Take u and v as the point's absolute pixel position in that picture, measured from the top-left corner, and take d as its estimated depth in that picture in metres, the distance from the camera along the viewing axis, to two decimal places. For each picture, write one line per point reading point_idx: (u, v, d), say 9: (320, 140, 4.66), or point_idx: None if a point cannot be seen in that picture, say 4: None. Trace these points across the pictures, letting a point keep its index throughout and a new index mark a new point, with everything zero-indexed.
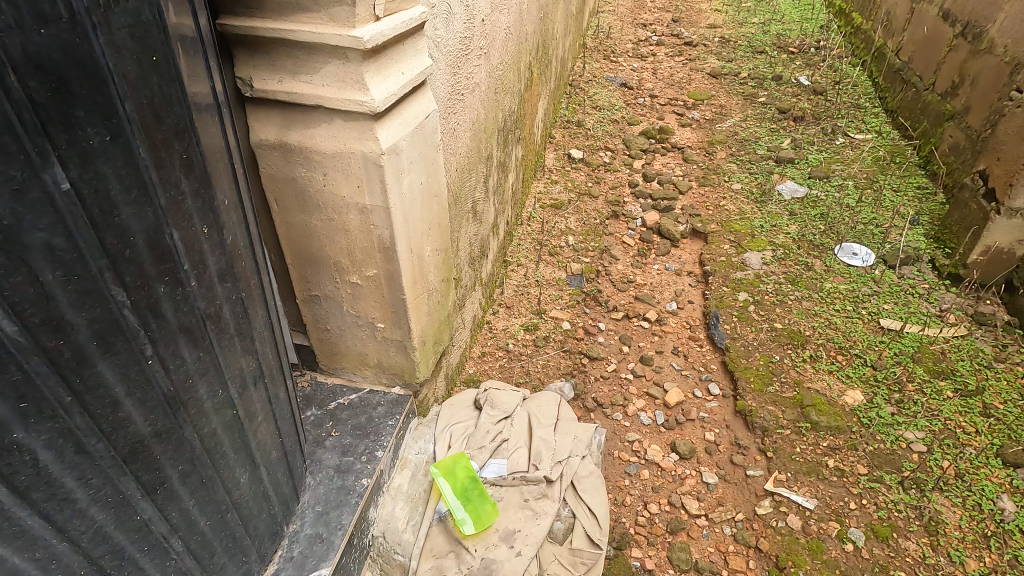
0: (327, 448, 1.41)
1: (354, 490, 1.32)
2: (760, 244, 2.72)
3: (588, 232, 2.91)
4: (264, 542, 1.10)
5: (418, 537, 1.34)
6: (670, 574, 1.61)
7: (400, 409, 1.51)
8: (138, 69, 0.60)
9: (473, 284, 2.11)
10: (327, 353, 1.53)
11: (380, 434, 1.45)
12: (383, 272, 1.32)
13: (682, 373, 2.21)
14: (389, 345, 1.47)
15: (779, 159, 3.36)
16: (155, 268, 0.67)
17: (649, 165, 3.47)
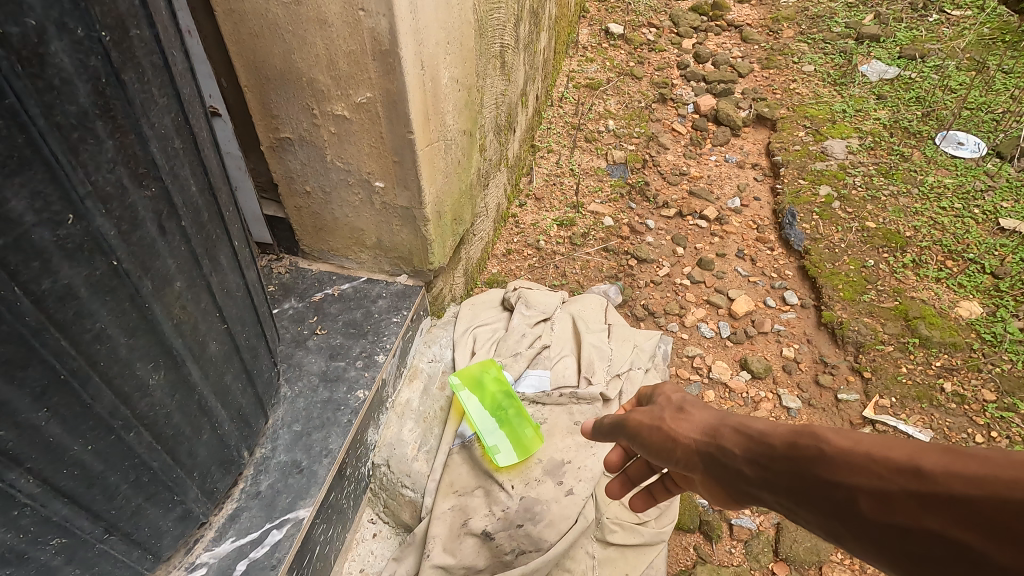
0: (310, 350, 1.04)
1: (346, 405, 0.96)
2: (843, 131, 2.23)
3: (630, 117, 2.42)
4: (212, 472, 0.75)
5: (434, 468, 1.00)
6: (746, 515, 1.29)
7: (407, 303, 1.14)
8: None
9: (497, 162, 1.68)
10: (309, 229, 1.14)
11: (381, 333, 1.08)
12: (381, 98, 0.90)
13: (750, 280, 1.81)
14: (392, 216, 1.07)
15: (860, 36, 2.79)
16: None
17: (702, 44, 2.90)
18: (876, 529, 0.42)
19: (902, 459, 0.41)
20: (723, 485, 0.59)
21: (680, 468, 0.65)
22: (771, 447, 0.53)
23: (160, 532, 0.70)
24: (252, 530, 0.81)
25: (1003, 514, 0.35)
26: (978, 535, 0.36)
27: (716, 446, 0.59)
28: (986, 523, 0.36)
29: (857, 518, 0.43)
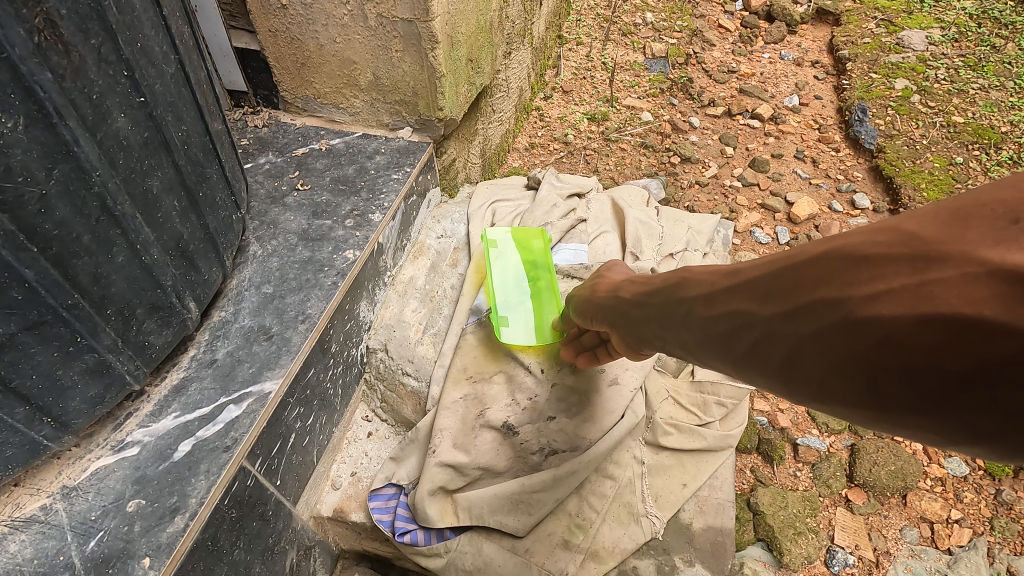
0: (288, 207, 0.83)
1: (330, 266, 0.76)
2: (922, 23, 1.92)
3: (671, 11, 2.12)
4: (137, 316, 0.55)
5: (442, 354, 0.80)
6: (814, 436, 1.08)
7: (411, 160, 0.91)
8: None
9: (522, 32, 1.42)
10: (290, 66, 0.92)
11: (377, 191, 0.86)
12: None
13: (811, 183, 1.56)
14: (389, 37, 0.84)
15: None
16: None
17: None
18: (704, 333, 0.38)
19: (741, 263, 0.36)
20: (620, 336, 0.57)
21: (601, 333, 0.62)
22: (651, 288, 0.48)
23: (58, 385, 0.50)
24: (205, 403, 0.62)
25: (769, 278, 0.33)
26: (778, 312, 0.31)
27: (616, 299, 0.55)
28: (760, 290, 0.33)
29: (699, 325, 0.38)
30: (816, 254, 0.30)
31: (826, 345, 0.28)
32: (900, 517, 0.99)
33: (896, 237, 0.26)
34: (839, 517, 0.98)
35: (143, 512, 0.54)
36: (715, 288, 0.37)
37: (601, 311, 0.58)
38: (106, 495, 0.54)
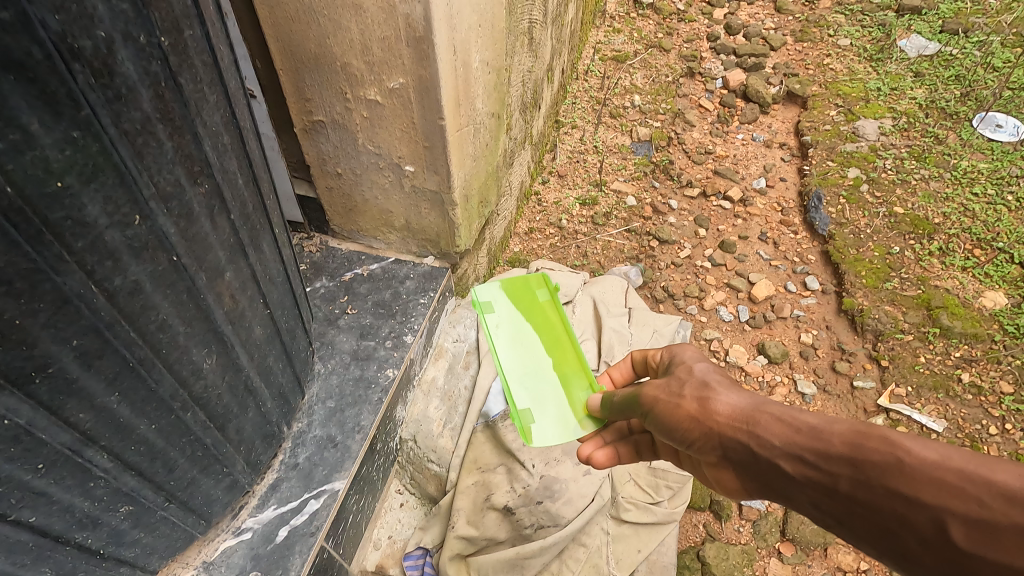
0: (341, 330, 1.08)
1: (376, 384, 1.01)
2: (877, 112, 2.18)
3: (657, 92, 2.37)
4: (256, 446, 0.80)
5: (458, 446, 1.05)
6: None
7: (434, 285, 1.17)
8: None
9: (523, 140, 1.67)
10: (340, 210, 1.17)
11: (409, 314, 1.12)
12: (414, 84, 0.89)
13: (771, 264, 1.81)
14: (420, 199, 1.09)
15: (901, 9, 2.67)
16: None
17: (733, 15, 2.79)
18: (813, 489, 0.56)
19: (850, 448, 0.53)
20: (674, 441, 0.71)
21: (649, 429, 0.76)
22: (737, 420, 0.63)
23: (211, 500, 0.75)
24: (293, 498, 0.87)
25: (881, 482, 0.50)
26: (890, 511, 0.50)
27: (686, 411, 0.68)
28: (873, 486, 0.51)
29: (808, 482, 0.56)
30: (923, 484, 0.48)
31: (927, 545, 0.48)
32: (819, 566, 1.24)
33: (978, 481, 0.45)
34: (770, 566, 1.24)
35: None
36: (828, 479, 0.54)
37: (678, 421, 0.69)
38: (236, 567, 0.80)
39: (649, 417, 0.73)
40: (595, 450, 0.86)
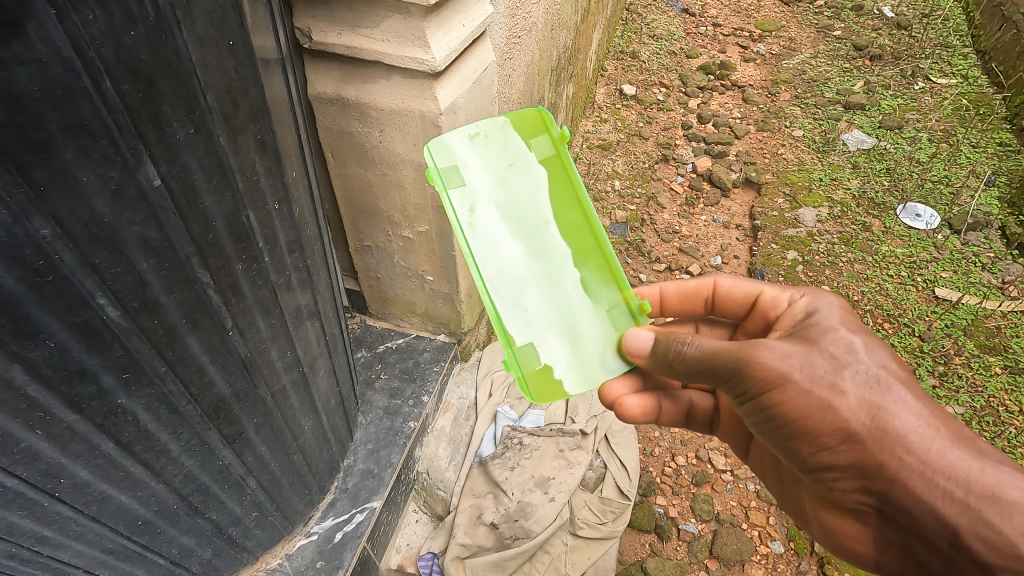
0: (376, 390, 1.49)
1: (402, 432, 1.41)
2: (817, 200, 2.60)
3: (635, 177, 2.81)
4: (324, 476, 1.21)
5: (460, 477, 1.45)
6: (691, 523, 1.70)
7: (445, 356, 1.57)
8: (218, 57, 0.58)
9: None
10: (377, 300, 1.58)
11: (426, 379, 1.53)
12: (435, 229, 1.32)
13: None
14: (436, 297, 1.50)
15: (848, 104, 3.11)
16: (232, 252, 0.69)
17: (705, 105, 3.23)
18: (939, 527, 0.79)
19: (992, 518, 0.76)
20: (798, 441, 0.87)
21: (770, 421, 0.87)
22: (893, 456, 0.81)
23: (297, 511, 1.16)
24: (345, 513, 1.27)
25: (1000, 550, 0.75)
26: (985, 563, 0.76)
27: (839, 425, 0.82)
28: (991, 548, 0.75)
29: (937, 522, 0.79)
30: None
31: None
32: None
33: None
34: None
35: (323, 567, 1.19)
36: (965, 521, 0.77)
37: (834, 432, 0.82)
38: (307, 558, 1.20)
39: (793, 416, 0.84)
40: (626, 400, 1.00)
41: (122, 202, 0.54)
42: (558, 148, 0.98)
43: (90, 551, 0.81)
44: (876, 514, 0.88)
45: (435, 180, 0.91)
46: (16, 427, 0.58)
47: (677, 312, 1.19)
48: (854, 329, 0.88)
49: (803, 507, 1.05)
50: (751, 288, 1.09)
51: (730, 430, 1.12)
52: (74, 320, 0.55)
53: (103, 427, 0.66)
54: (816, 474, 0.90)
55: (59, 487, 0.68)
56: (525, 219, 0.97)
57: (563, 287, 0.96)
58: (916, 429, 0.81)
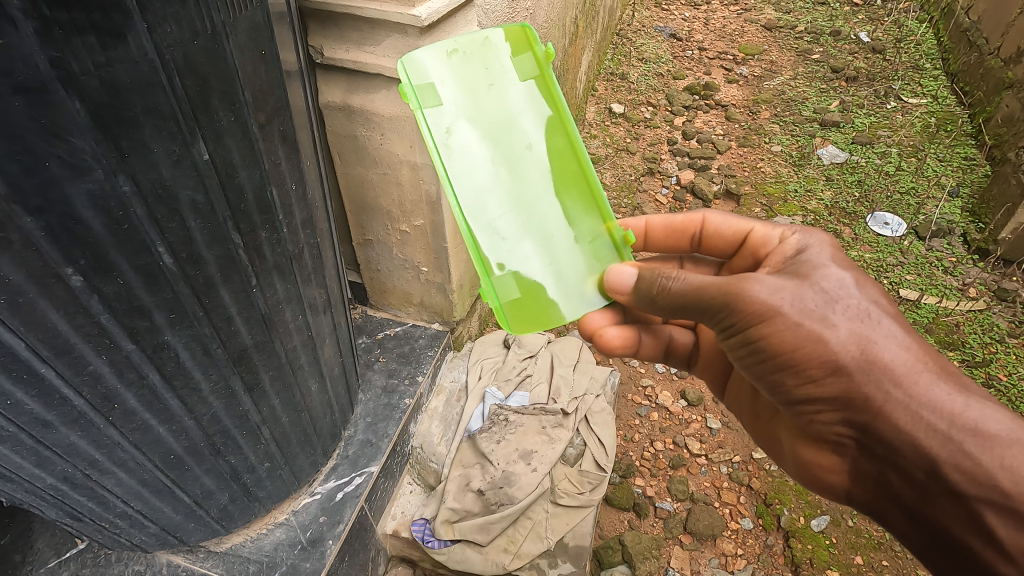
0: (375, 370, 1.64)
1: (398, 407, 1.55)
2: (791, 210, 2.77)
3: (622, 189, 2.99)
4: (327, 439, 1.35)
5: (450, 450, 1.58)
6: (667, 501, 1.83)
7: (438, 342, 1.72)
8: (254, 63, 0.75)
9: None
10: (377, 291, 1.74)
11: (421, 361, 1.67)
12: (429, 222, 1.49)
13: None
14: (431, 286, 1.66)
15: (824, 122, 3.31)
16: (258, 220, 0.85)
17: (689, 122, 3.42)
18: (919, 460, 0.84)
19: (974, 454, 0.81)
20: (786, 373, 0.91)
21: (764, 353, 0.91)
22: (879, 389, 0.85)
23: (303, 469, 1.29)
24: (345, 476, 1.40)
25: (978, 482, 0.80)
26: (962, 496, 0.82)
27: (830, 357, 0.86)
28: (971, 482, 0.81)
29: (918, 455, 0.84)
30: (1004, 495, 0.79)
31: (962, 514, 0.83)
32: (709, 550, 1.72)
33: None
34: (672, 551, 1.72)
35: (325, 521, 1.32)
36: (945, 454, 0.82)
37: (824, 363, 0.86)
38: (311, 513, 1.33)
39: (786, 348, 0.88)
40: (606, 331, 1.11)
41: (181, 170, 0.70)
42: (543, 67, 1.00)
43: (129, 480, 0.97)
44: (855, 449, 0.93)
45: (410, 101, 0.90)
46: (88, 351, 0.74)
47: (662, 244, 1.24)
48: (845, 265, 0.92)
49: (781, 446, 1.11)
50: (742, 225, 1.13)
51: (708, 365, 1.24)
52: (138, 263, 0.71)
53: (151, 359, 0.81)
54: (800, 407, 0.95)
55: (111, 411, 0.83)
56: (512, 139, 0.98)
57: (548, 209, 1.00)
58: (902, 361, 0.85)
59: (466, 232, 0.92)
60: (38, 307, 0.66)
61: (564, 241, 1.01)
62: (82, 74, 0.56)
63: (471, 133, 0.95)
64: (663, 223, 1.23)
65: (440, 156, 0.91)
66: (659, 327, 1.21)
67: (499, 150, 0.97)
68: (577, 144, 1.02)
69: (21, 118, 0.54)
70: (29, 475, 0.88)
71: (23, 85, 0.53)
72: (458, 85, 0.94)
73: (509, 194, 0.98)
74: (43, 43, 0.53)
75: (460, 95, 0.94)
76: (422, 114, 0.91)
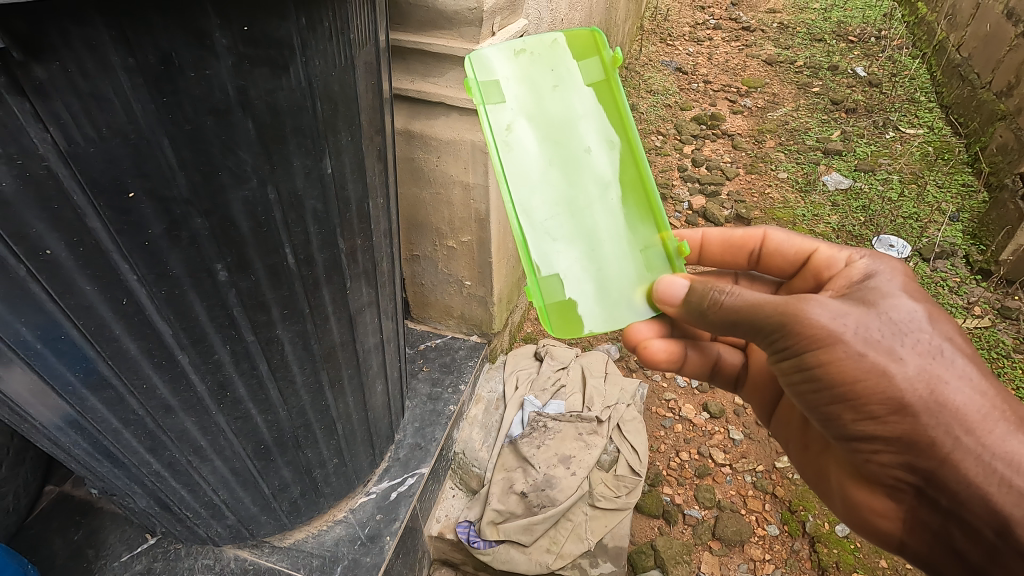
0: (420, 379, 1.72)
1: (444, 413, 1.63)
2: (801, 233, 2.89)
3: None
4: (383, 440, 1.43)
5: (492, 455, 1.66)
6: (695, 509, 1.89)
7: (478, 353, 1.81)
8: (367, 91, 0.86)
9: None
10: (419, 304, 1.84)
11: (462, 371, 1.76)
12: (476, 239, 1.60)
13: None
14: (472, 300, 1.76)
15: (827, 150, 3.47)
16: (357, 228, 0.96)
17: (698, 150, 3.57)
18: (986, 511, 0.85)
19: None
20: (846, 408, 0.93)
21: (827, 389, 0.92)
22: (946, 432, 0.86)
23: (362, 468, 1.37)
24: (398, 476, 1.48)
25: None
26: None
27: (896, 397, 0.87)
28: None
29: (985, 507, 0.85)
30: None
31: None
32: (738, 556, 1.78)
33: None
34: (703, 556, 1.78)
35: (382, 519, 1.40)
36: (1013, 507, 0.83)
37: (888, 401, 0.88)
38: (368, 511, 1.40)
39: (850, 385, 0.89)
40: (650, 344, 1.18)
41: (311, 181, 0.80)
42: (608, 72, 1.11)
43: (221, 468, 1.05)
44: (914, 492, 0.94)
45: (474, 93, 1.01)
46: (217, 341, 0.84)
47: (719, 257, 1.33)
48: (912, 295, 0.94)
49: (830, 482, 1.14)
50: (804, 246, 1.20)
51: (754, 389, 1.32)
52: (268, 262, 0.81)
53: (263, 351, 0.91)
54: (856, 444, 0.97)
55: (222, 398, 0.92)
56: (572, 140, 1.10)
57: (599, 211, 1.11)
58: (973, 406, 0.86)
59: (517, 225, 1.02)
60: (188, 298, 0.76)
61: (611, 236, 1.12)
62: (257, 101, 0.67)
63: (530, 127, 1.06)
64: (721, 237, 1.31)
65: (496, 146, 1.02)
66: (707, 345, 1.30)
67: (556, 146, 1.08)
68: (634, 148, 1.12)
69: (208, 136, 0.65)
70: (138, 460, 0.97)
71: (216, 107, 0.64)
72: (521, 83, 1.06)
73: (564, 194, 1.09)
74: (235, 75, 0.64)
75: (519, 95, 1.05)
76: (484, 108, 1.02)
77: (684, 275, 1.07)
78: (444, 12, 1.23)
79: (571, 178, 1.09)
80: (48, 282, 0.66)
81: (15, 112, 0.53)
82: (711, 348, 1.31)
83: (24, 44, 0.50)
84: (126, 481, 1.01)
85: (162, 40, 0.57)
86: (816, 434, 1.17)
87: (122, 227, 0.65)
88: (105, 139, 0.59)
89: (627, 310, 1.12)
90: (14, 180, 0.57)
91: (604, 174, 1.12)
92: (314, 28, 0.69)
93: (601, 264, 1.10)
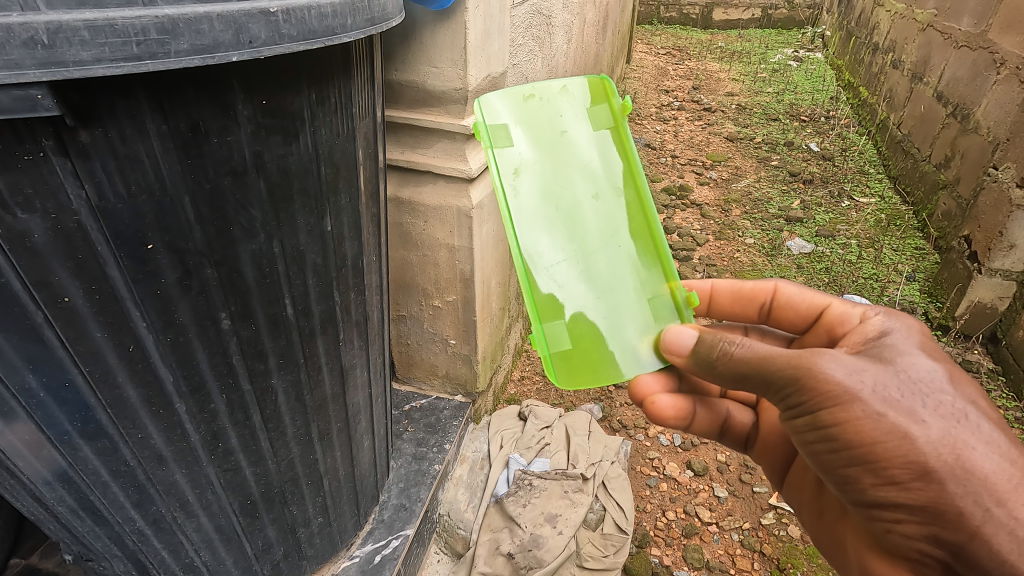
0: (404, 439, 1.72)
1: (429, 472, 1.62)
2: None
3: None
4: (367, 500, 1.42)
5: (477, 516, 1.64)
6: (684, 570, 1.86)
7: (463, 413, 1.83)
8: (365, 156, 0.95)
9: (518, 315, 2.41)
10: (404, 364, 1.86)
11: (447, 430, 1.76)
12: (460, 298, 1.66)
13: None
14: (457, 359, 1.79)
15: (789, 218, 3.70)
16: (351, 283, 1.01)
17: (670, 218, 3.76)
18: None
19: None
20: (867, 471, 0.92)
21: (847, 449, 0.92)
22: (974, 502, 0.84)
23: (344, 530, 1.36)
24: (382, 539, 1.45)
25: None
26: None
27: (918, 460, 0.86)
28: None
29: None
30: None
31: None
32: None
33: None
34: None
35: None
36: None
37: (910, 464, 0.87)
38: None
39: (870, 444, 0.89)
40: (657, 400, 1.21)
41: (313, 238, 0.87)
42: (617, 119, 1.23)
43: (206, 526, 1.04)
44: (940, 568, 0.90)
45: (482, 137, 1.11)
46: (215, 389, 0.87)
47: (728, 308, 1.41)
48: (931, 354, 0.95)
49: (848, 552, 1.12)
50: (815, 301, 1.27)
51: (764, 449, 1.34)
52: (269, 311, 0.86)
53: (258, 401, 0.94)
54: (878, 511, 0.94)
55: (213, 449, 0.93)
56: (579, 185, 1.19)
57: (603, 256, 1.20)
58: (1003, 475, 0.84)
59: (520, 265, 1.10)
60: (192, 346, 0.80)
61: (617, 280, 1.20)
62: (270, 164, 0.75)
63: (535, 171, 1.16)
64: (730, 289, 1.40)
65: (504, 186, 1.11)
66: (715, 403, 1.33)
67: (566, 187, 1.18)
68: (641, 195, 1.23)
69: (224, 194, 0.72)
70: (122, 518, 0.95)
71: (233, 168, 0.72)
72: (528, 128, 1.16)
73: (570, 238, 1.17)
74: (252, 140, 0.72)
75: (527, 140, 1.16)
76: (492, 151, 1.12)
77: (694, 327, 1.11)
78: (433, 92, 1.36)
79: (577, 217, 1.18)
80: (61, 330, 0.69)
81: (57, 170, 0.60)
82: (719, 405, 1.34)
83: (75, 111, 0.58)
84: (104, 543, 0.99)
85: (193, 111, 0.65)
86: (833, 500, 1.17)
87: (138, 276, 0.71)
88: (134, 195, 0.65)
89: (633, 357, 1.17)
90: (46, 230, 0.62)
91: (611, 216, 1.21)
92: (323, 103, 0.79)
93: (607, 302, 1.18)
